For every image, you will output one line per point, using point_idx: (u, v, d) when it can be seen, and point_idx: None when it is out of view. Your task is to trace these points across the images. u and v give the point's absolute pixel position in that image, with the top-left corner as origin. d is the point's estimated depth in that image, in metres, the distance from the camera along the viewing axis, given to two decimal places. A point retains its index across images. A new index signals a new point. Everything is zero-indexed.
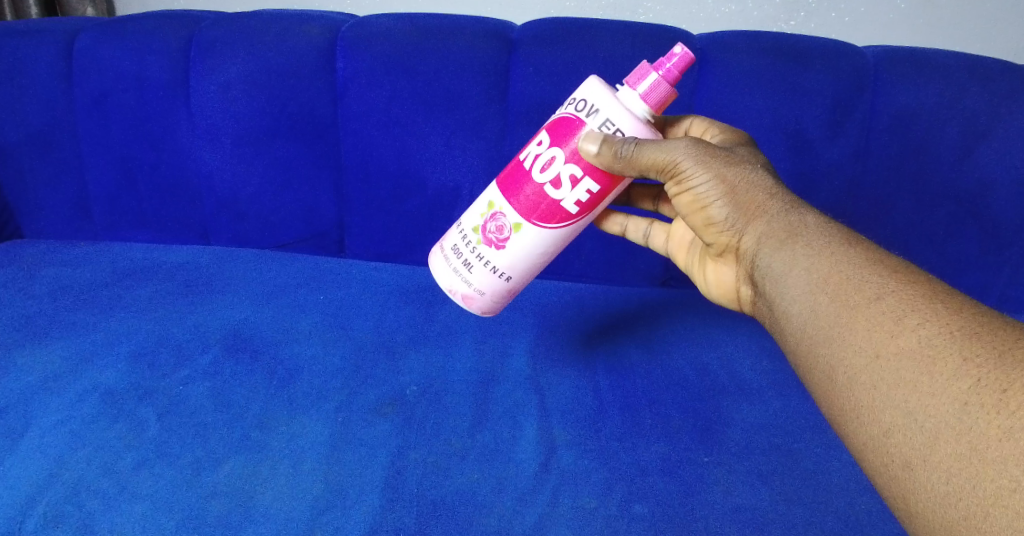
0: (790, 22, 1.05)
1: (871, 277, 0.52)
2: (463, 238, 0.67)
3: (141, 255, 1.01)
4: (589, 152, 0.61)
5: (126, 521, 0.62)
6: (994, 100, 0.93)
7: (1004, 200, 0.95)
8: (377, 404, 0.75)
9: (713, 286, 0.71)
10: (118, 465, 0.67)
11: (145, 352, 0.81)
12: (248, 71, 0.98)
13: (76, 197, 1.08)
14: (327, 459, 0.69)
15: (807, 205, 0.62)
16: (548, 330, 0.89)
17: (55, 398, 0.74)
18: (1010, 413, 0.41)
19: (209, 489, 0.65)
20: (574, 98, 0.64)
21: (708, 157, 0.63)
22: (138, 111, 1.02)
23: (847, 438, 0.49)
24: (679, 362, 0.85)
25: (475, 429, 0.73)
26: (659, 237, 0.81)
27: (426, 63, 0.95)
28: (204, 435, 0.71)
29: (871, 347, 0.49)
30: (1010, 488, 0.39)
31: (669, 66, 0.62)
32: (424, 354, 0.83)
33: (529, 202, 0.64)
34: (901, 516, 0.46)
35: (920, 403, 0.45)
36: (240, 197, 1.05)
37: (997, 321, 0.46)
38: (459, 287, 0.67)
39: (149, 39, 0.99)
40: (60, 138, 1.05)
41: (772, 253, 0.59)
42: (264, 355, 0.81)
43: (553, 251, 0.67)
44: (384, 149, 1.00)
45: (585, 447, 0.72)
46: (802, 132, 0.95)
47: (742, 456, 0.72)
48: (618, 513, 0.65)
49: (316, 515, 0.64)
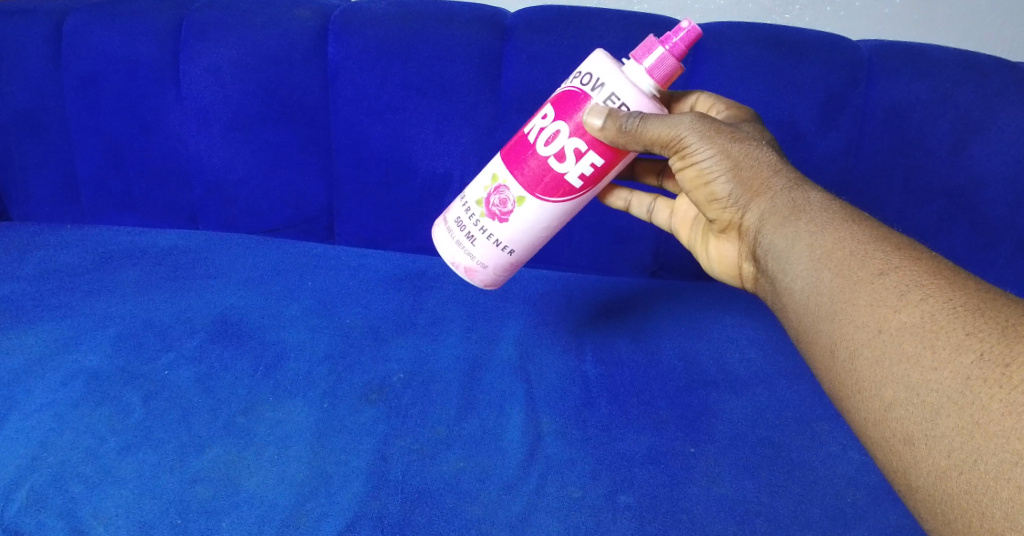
0: (785, 15, 1.04)
1: (876, 253, 0.53)
2: (466, 211, 0.67)
3: (127, 239, 1.00)
4: (594, 126, 0.61)
5: (110, 505, 0.62)
6: (984, 96, 0.93)
7: (993, 196, 0.96)
8: (364, 391, 0.75)
9: (715, 263, 0.71)
10: (103, 449, 0.67)
11: (132, 335, 0.81)
12: (238, 55, 0.97)
13: (63, 179, 1.07)
14: (314, 445, 0.69)
15: (810, 182, 0.62)
16: (540, 319, 0.89)
17: (39, 382, 0.73)
18: (1013, 387, 0.41)
19: (194, 474, 0.65)
20: (580, 72, 0.64)
21: (713, 132, 0.63)
22: (125, 91, 1.00)
23: (849, 413, 0.50)
24: (668, 352, 0.85)
25: (463, 417, 0.73)
26: (662, 213, 0.81)
27: (420, 48, 0.95)
28: (190, 420, 0.70)
29: (874, 323, 0.49)
30: (1012, 462, 0.39)
31: (675, 41, 0.61)
32: (413, 342, 0.83)
33: (533, 175, 0.64)
34: (901, 490, 0.46)
35: (921, 378, 0.45)
36: (228, 181, 1.04)
37: (1002, 298, 0.46)
38: (461, 260, 0.67)
39: (137, 21, 0.98)
40: (47, 119, 1.03)
41: (776, 229, 0.60)
42: (251, 340, 0.81)
43: (555, 225, 0.67)
44: (375, 133, 0.99)
45: (571, 437, 0.72)
46: (794, 124, 0.95)
47: (729, 447, 0.72)
48: (605, 503, 0.65)
49: (300, 500, 0.63)
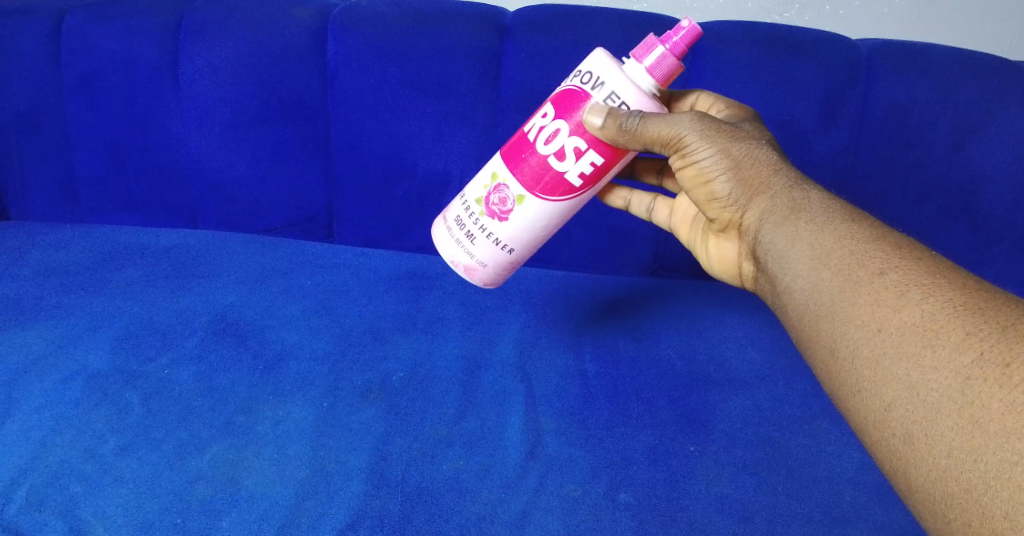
0: (784, 14, 1.04)
1: (876, 253, 0.53)
2: (465, 209, 0.67)
3: (127, 239, 1.00)
4: (594, 125, 0.61)
5: (110, 504, 0.62)
6: (984, 95, 0.93)
7: (992, 195, 0.96)
8: (364, 390, 0.75)
9: (714, 262, 0.71)
10: (102, 449, 0.67)
11: (132, 334, 0.80)
12: (237, 54, 0.97)
13: (62, 179, 1.07)
14: (314, 444, 0.69)
15: (810, 181, 0.62)
16: (539, 318, 0.89)
17: (39, 382, 0.73)
18: (1013, 386, 0.41)
19: (194, 473, 0.65)
20: (580, 71, 0.63)
21: (713, 132, 0.62)
22: (124, 91, 1.00)
23: (849, 413, 0.50)
24: (668, 351, 0.85)
25: (462, 416, 0.73)
26: (662, 212, 0.81)
27: (419, 47, 0.94)
28: (189, 419, 0.70)
29: (874, 322, 0.49)
30: (1012, 461, 0.39)
31: (675, 40, 0.61)
32: (412, 341, 0.83)
33: (532, 174, 0.64)
34: (901, 490, 0.46)
35: (921, 378, 0.45)
36: (228, 181, 1.04)
37: (1002, 297, 0.46)
38: (461, 258, 0.67)
39: (137, 20, 0.98)
40: (47, 119, 1.03)
41: (776, 228, 0.60)
42: (251, 339, 0.81)
43: (555, 224, 0.67)
44: (375, 132, 0.99)
45: (571, 436, 0.72)
46: (794, 124, 0.95)
47: (728, 446, 0.72)
48: (604, 502, 0.65)
49: (300, 499, 0.63)
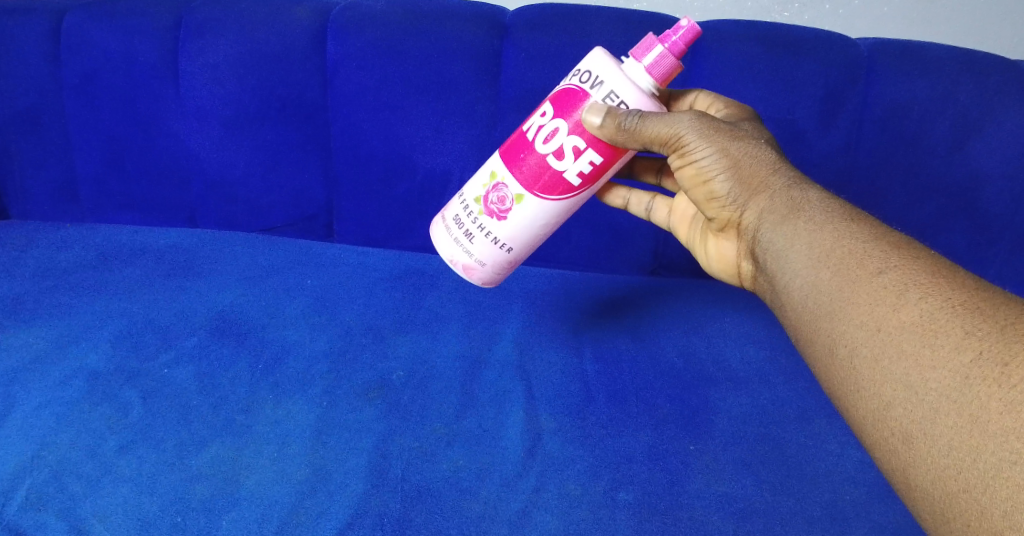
0: (784, 13, 1.04)
1: (875, 252, 0.53)
2: (464, 208, 0.67)
3: (127, 238, 1.00)
4: (593, 124, 0.61)
5: (109, 503, 0.62)
6: (983, 94, 0.93)
7: (992, 194, 0.96)
8: (364, 389, 0.75)
9: (713, 262, 0.71)
10: (102, 448, 0.67)
11: (132, 333, 0.80)
12: (237, 53, 0.97)
13: (62, 178, 1.07)
14: (314, 443, 0.69)
15: (809, 181, 0.62)
16: (539, 317, 0.89)
17: (38, 381, 0.73)
18: (1012, 386, 0.41)
19: (193, 472, 0.65)
20: (579, 70, 0.63)
21: (712, 131, 0.62)
22: (123, 90, 1.00)
23: (848, 412, 0.50)
24: (667, 350, 0.85)
25: (462, 415, 0.73)
26: (661, 211, 0.81)
27: (419, 46, 0.94)
28: (189, 418, 0.70)
29: (873, 322, 0.49)
30: (1010, 461, 0.39)
31: (675, 39, 0.61)
32: (412, 340, 0.83)
33: (531, 173, 0.64)
34: (900, 489, 0.46)
35: (920, 377, 0.45)
36: (228, 179, 1.04)
37: (1000, 296, 0.46)
38: (459, 257, 0.67)
39: (136, 19, 0.98)
40: (46, 118, 1.03)
41: (775, 228, 0.59)
42: (250, 338, 0.81)
43: (554, 223, 0.67)
44: (374, 131, 0.99)
45: (571, 435, 0.72)
46: (793, 123, 0.95)
47: (728, 445, 0.72)
48: (604, 501, 0.65)
49: (300, 498, 0.63)
